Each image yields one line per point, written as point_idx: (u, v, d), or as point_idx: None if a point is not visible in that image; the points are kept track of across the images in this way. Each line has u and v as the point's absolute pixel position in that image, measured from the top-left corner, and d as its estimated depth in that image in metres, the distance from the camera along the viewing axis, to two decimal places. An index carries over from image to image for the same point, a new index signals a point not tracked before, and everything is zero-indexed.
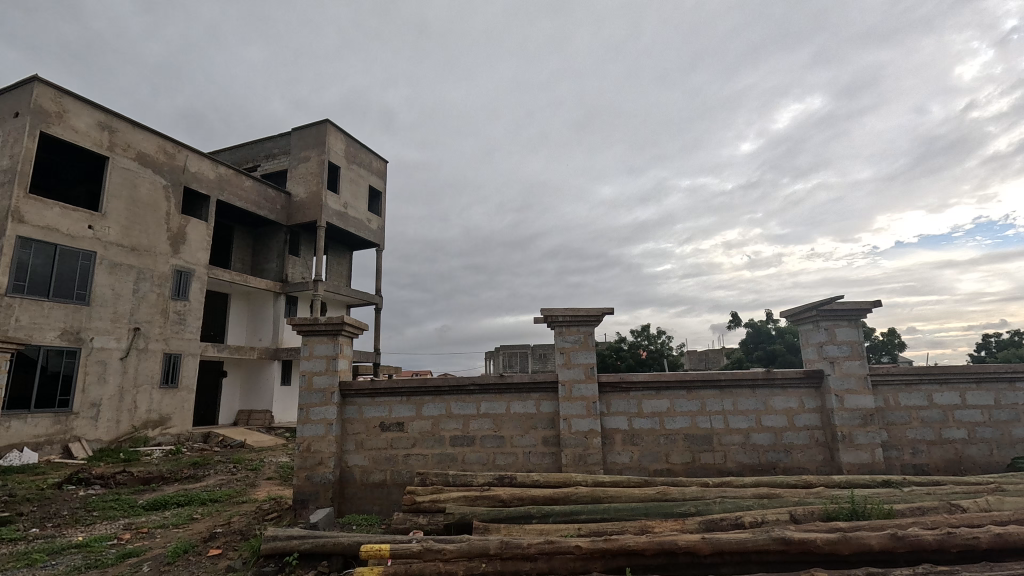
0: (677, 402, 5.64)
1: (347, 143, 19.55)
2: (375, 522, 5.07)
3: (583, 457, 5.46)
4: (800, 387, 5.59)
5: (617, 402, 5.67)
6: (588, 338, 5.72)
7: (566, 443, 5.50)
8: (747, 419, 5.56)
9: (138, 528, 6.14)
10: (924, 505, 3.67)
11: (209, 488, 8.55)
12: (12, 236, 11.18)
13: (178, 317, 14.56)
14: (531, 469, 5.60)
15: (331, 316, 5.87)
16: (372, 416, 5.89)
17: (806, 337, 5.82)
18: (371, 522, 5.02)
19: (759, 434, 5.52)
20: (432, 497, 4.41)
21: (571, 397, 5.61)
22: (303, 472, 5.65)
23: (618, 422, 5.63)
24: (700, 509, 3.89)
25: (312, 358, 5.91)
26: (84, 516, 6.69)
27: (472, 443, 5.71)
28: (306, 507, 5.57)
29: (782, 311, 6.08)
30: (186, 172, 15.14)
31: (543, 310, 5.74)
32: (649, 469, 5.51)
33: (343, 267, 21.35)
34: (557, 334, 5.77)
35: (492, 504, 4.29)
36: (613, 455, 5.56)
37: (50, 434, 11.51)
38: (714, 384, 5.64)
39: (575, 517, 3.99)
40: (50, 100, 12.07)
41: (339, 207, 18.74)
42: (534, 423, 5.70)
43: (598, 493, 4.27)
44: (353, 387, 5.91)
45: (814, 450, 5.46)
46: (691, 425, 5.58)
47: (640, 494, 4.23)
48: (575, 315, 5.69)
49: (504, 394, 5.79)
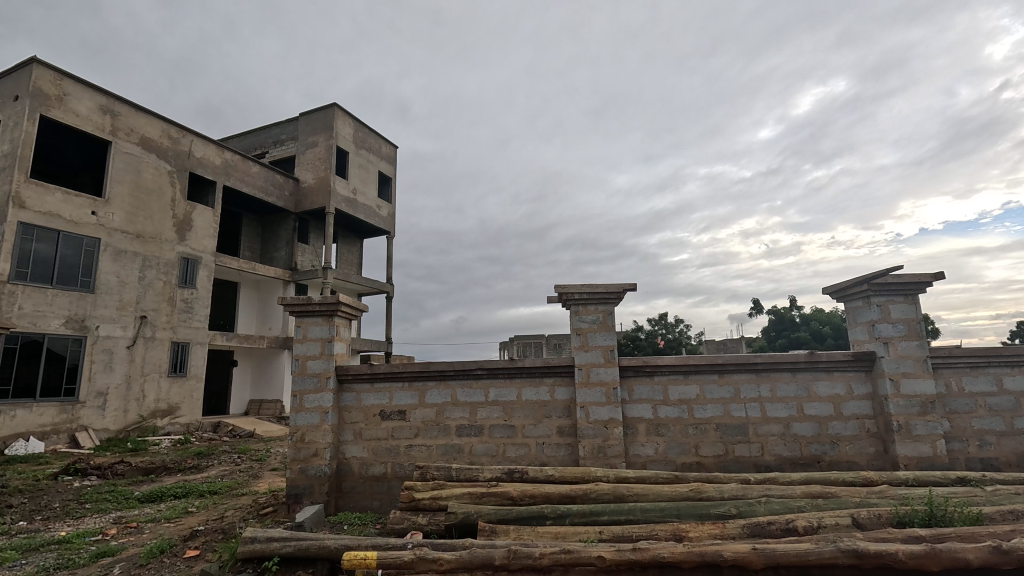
0: (706, 388, 5.06)
1: (356, 127, 19.10)
2: (372, 520, 4.59)
3: (603, 450, 4.91)
4: (849, 371, 4.96)
5: (640, 389, 5.11)
6: (607, 318, 5.16)
7: (583, 434, 4.96)
8: (787, 407, 4.96)
9: (126, 522, 5.78)
10: (1018, 509, 3.07)
11: (210, 479, 8.21)
12: (13, 222, 10.93)
13: (185, 305, 14.28)
14: (545, 462, 5.07)
15: (326, 295, 5.40)
16: (371, 403, 5.42)
17: (854, 316, 5.19)
18: (369, 520, 4.56)
19: (801, 424, 4.92)
20: (433, 494, 3.91)
21: (588, 382, 5.06)
22: (297, 464, 5.21)
23: (641, 411, 5.07)
24: (743, 510, 3.35)
25: (306, 341, 5.44)
26: (74, 509, 6.36)
27: (480, 433, 5.20)
28: (299, 502, 5.14)
29: (824, 287, 5.47)
30: (191, 157, 14.80)
31: (557, 287, 5.20)
32: (676, 463, 4.95)
33: (354, 254, 20.99)
34: (573, 314, 5.22)
35: (500, 502, 3.78)
36: (636, 447, 5.01)
37: (57, 423, 11.34)
38: (750, 368, 5.04)
39: (595, 518, 3.47)
40: (50, 82, 11.76)
41: (348, 192, 18.33)
42: (547, 412, 5.17)
43: (622, 491, 3.72)
44: (351, 372, 5.42)
45: (865, 442, 4.84)
46: (724, 413, 5.00)
47: (671, 492, 3.67)
48: (593, 292, 5.14)
49: (515, 380, 5.27)
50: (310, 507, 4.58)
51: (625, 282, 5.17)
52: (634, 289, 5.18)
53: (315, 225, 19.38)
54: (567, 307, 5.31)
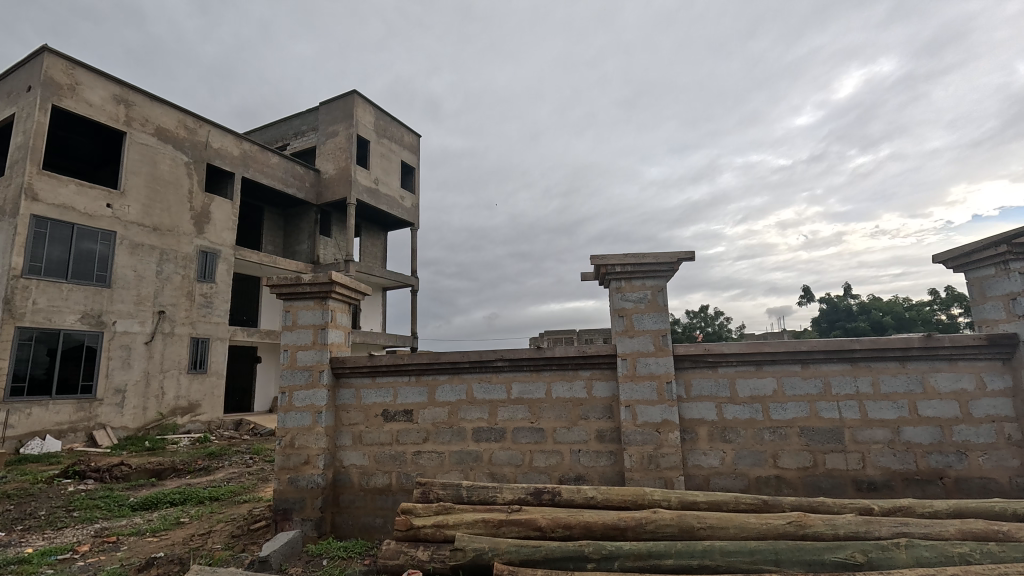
0: (787, 382, 3.99)
1: (377, 115, 18.44)
2: (363, 550, 3.70)
3: (655, 460, 3.91)
4: (978, 360, 3.81)
5: (700, 384, 4.08)
6: (657, 297, 4.15)
7: (629, 441, 3.97)
8: (894, 407, 3.85)
9: (106, 536, 5.13)
10: None
11: (215, 483, 7.56)
12: (26, 215, 10.63)
13: (204, 300, 13.86)
14: (583, 475, 4.11)
15: (318, 274, 4.56)
16: (372, 402, 4.56)
17: (982, 290, 4.01)
18: (360, 551, 3.68)
19: (915, 429, 3.80)
20: (436, 520, 3.00)
21: (635, 376, 4.06)
22: (286, 474, 4.40)
23: (702, 411, 4.03)
24: (874, 558, 2.35)
25: (296, 329, 4.63)
26: (59, 518, 5.76)
27: (501, 438, 4.28)
28: (288, 519, 4.34)
29: (937, 254, 4.32)
30: (208, 148, 14.39)
31: (594, 258, 4.21)
32: (748, 477, 3.91)
33: (377, 248, 20.42)
34: (613, 291, 4.23)
35: (524, 533, 2.83)
36: (697, 457, 3.98)
37: (74, 420, 11.05)
38: (844, 357, 3.94)
39: (657, 563, 2.51)
40: (62, 72, 11.44)
41: (370, 182, 17.70)
42: (583, 412, 4.20)
43: (690, 522, 2.71)
44: (347, 366, 4.56)
45: (1006, 452, 3.69)
46: (810, 414, 3.92)
47: (760, 526, 2.64)
48: (639, 264, 4.14)
49: (543, 373, 4.31)
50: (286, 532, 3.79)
51: (679, 251, 4.14)
52: (691, 259, 4.14)
53: (337, 218, 18.86)
54: (606, 284, 4.33)
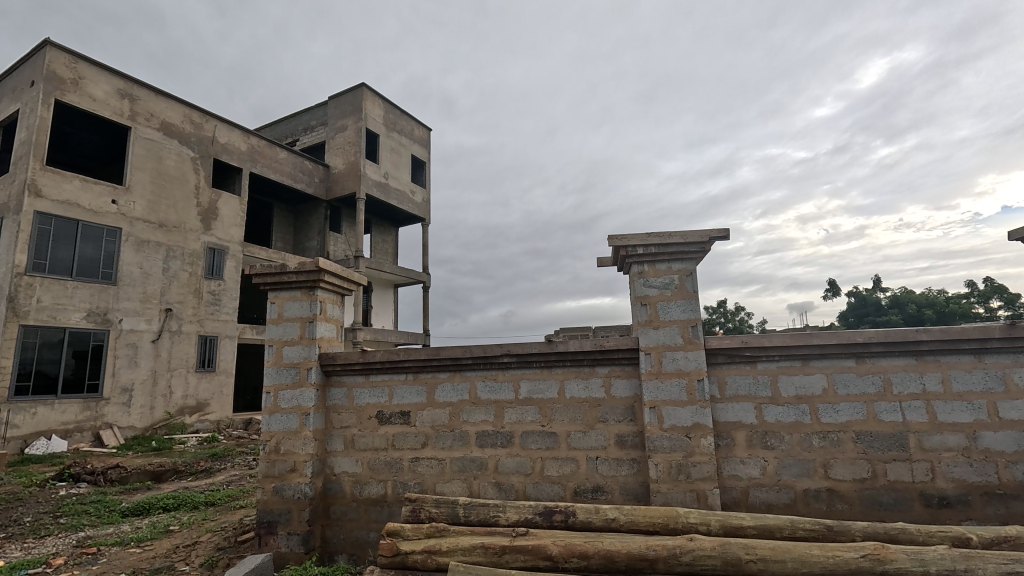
0: (839, 379, 3.43)
1: (386, 108, 18.07)
2: None
3: (684, 470, 3.39)
4: None
5: (736, 382, 3.54)
6: (686, 282, 3.62)
7: (654, 448, 3.45)
8: (970, 408, 3.26)
9: (86, 547, 4.77)
10: None
11: (213, 487, 7.21)
12: (29, 212, 10.44)
13: (212, 298, 13.63)
14: (602, 486, 3.60)
15: (305, 262, 4.12)
16: (365, 403, 4.12)
17: None
18: None
19: (994, 435, 3.21)
20: (428, 545, 2.53)
21: (660, 374, 3.54)
22: (271, 482, 3.98)
23: (739, 414, 3.49)
24: None
25: (281, 322, 4.20)
26: (43, 525, 5.44)
27: (509, 444, 3.79)
28: (273, 533, 3.91)
29: (1014, 231, 3.69)
30: (215, 143, 14.15)
31: (613, 239, 3.69)
32: (794, 490, 3.36)
33: (389, 244, 20.10)
34: (636, 276, 3.72)
35: (531, 563, 2.34)
36: (733, 466, 3.45)
37: (80, 420, 10.87)
38: (908, 351, 3.37)
39: None
40: (65, 65, 11.23)
41: (380, 176, 17.35)
42: (602, 414, 3.68)
43: (736, 553, 2.19)
44: (338, 362, 4.12)
45: None
46: (868, 417, 3.36)
47: (826, 559, 2.13)
48: (664, 244, 3.62)
49: (555, 369, 3.81)
50: (256, 557, 3.62)
51: (712, 229, 3.59)
52: (725, 237, 3.60)
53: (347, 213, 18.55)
54: (627, 269, 3.82)
